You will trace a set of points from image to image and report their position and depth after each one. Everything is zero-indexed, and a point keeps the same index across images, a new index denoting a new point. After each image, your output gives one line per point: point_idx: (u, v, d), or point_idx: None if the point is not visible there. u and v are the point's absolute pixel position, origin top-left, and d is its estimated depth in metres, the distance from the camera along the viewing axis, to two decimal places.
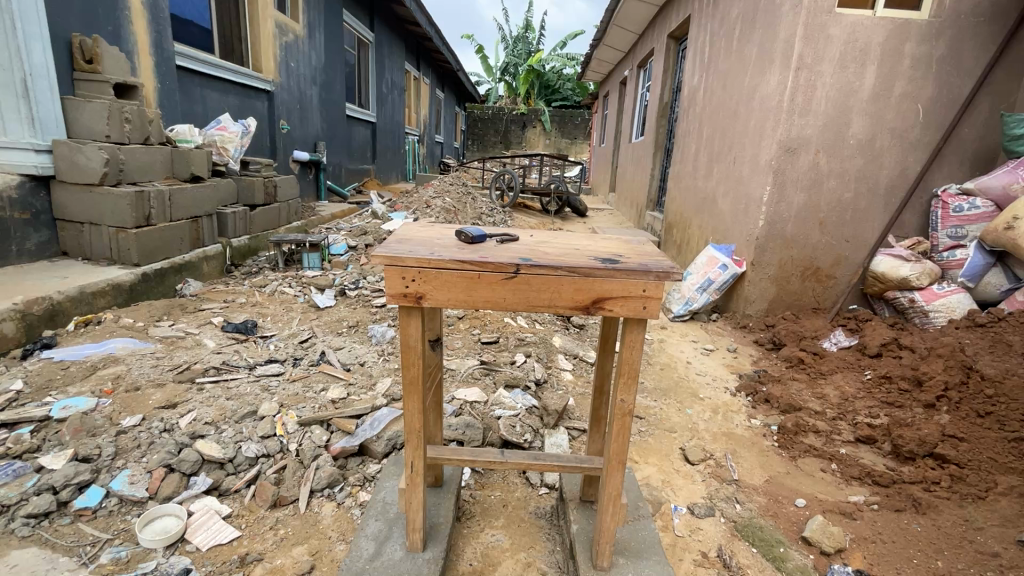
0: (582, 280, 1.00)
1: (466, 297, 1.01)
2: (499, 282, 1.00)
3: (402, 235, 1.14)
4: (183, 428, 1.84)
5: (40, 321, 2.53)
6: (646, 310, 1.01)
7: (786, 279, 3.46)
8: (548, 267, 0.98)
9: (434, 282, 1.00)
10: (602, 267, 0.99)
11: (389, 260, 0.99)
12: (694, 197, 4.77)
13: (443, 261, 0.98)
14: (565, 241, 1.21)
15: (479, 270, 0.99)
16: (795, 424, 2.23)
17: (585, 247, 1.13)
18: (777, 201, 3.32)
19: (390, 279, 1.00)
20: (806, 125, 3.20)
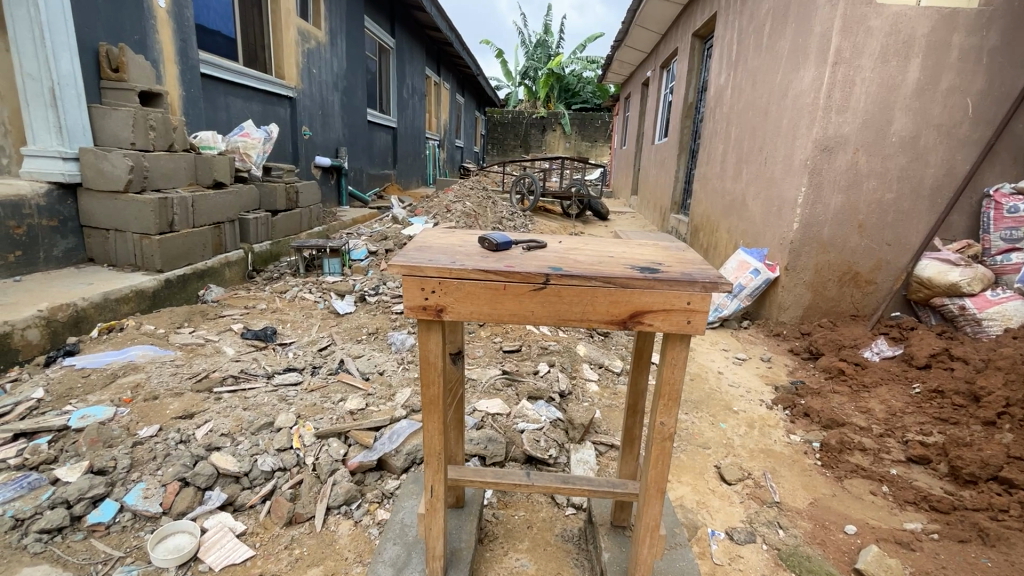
0: (620, 291, 0.90)
1: (491, 310, 0.92)
2: (527, 293, 0.91)
3: (421, 241, 1.06)
4: (199, 440, 1.80)
5: (65, 328, 2.54)
6: (690, 324, 0.91)
7: (822, 285, 3.29)
8: (581, 277, 0.89)
9: (456, 293, 0.92)
10: (642, 277, 0.90)
11: (408, 270, 0.91)
12: (722, 199, 4.61)
13: (466, 270, 0.90)
14: (597, 248, 1.12)
15: (504, 281, 0.90)
16: (839, 441, 2.08)
17: (621, 254, 1.03)
18: (813, 203, 3.16)
19: (408, 290, 0.92)
20: (845, 122, 3.03)
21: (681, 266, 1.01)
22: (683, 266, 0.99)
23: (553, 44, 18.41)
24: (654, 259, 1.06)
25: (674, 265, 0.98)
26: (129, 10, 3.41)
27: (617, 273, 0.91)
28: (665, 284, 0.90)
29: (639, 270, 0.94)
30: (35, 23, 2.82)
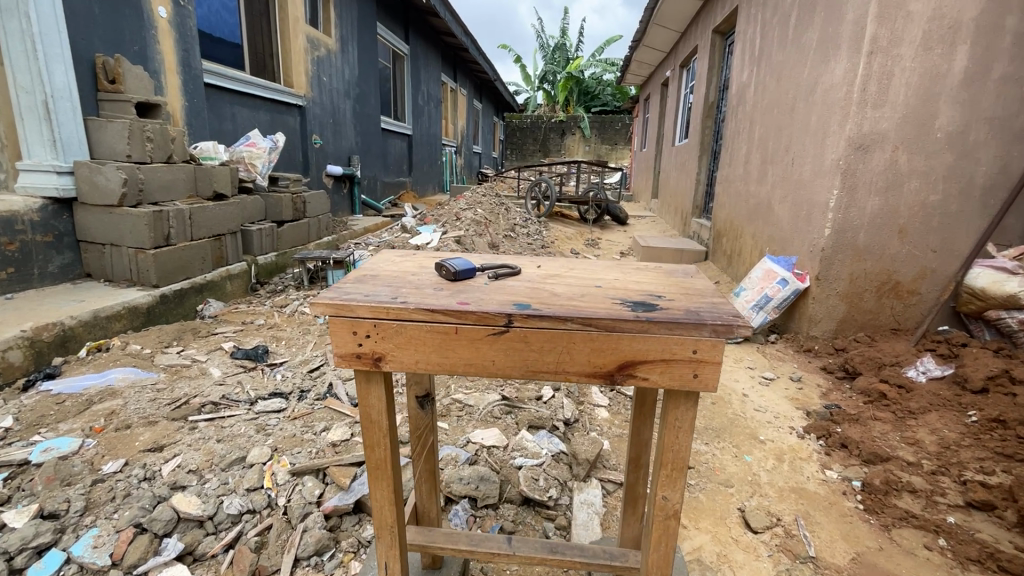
0: (605, 335, 0.70)
1: (440, 357, 0.73)
2: (485, 338, 0.71)
3: (368, 271, 0.87)
4: (164, 477, 1.64)
5: (50, 348, 2.44)
6: (696, 379, 0.71)
7: (859, 296, 2.99)
8: (553, 318, 0.69)
9: (396, 339, 0.73)
10: (633, 316, 0.69)
11: (336, 308, 0.72)
12: (746, 203, 4.33)
13: (406, 309, 0.71)
14: (584, 276, 0.91)
15: (456, 323, 0.71)
16: (884, 481, 1.82)
17: (612, 285, 0.83)
18: (847, 206, 2.88)
19: (337, 333, 0.73)
20: (882, 117, 2.75)
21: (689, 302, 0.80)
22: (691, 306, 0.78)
23: (572, 47, 18.22)
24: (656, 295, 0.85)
25: (677, 303, 0.77)
26: (129, 20, 3.35)
27: (601, 312, 0.70)
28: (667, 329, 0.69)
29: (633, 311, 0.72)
30: (28, 36, 2.76)
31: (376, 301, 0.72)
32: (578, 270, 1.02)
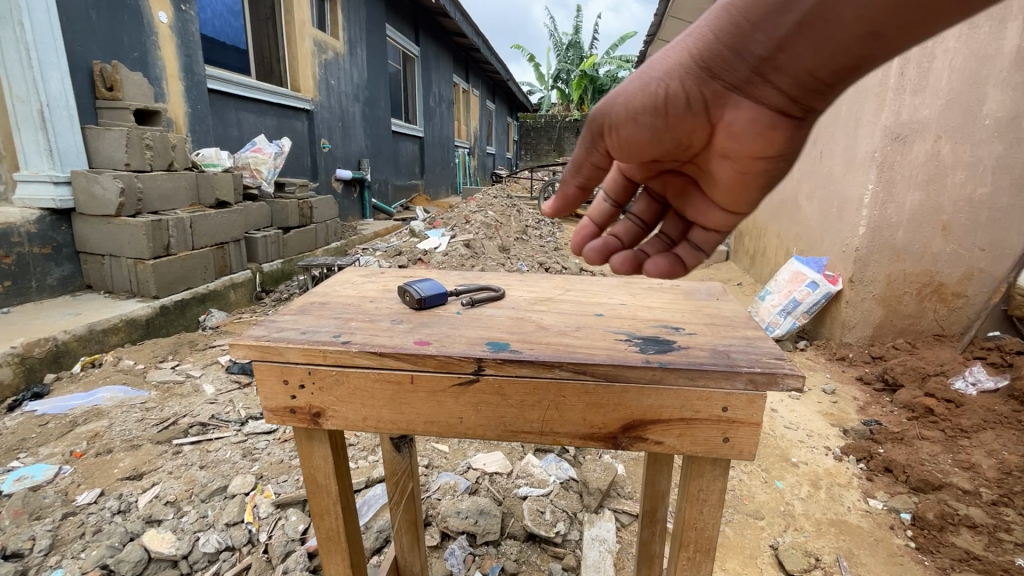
0: (603, 385, 0.64)
1: (390, 406, 0.70)
2: (447, 388, 0.68)
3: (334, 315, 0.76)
4: (140, 509, 1.53)
5: (42, 364, 2.36)
6: (727, 443, 0.66)
7: (897, 299, 2.75)
8: (523, 365, 0.65)
9: (338, 389, 0.70)
10: (634, 360, 0.64)
11: (260, 352, 0.69)
12: (770, 200, 4.10)
13: (343, 352, 0.68)
14: (580, 311, 0.81)
15: (412, 372, 0.67)
16: (938, 515, 1.61)
17: (615, 314, 0.80)
18: (884, 202, 2.65)
19: (267, 384, 0.71)
20: (923, 104, 2.52)
21: (723, 348, 0.68)
22: (723, 355, 0.66)
23: (586, 45, 17.97)
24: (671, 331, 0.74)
25: (694, 354, 0.66)
26: (127, 26, 3.27)
27: (593, 356, 0.65)
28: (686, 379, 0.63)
29: (643, 355, 0.66)
30: (22, 43, 2.67)
31: (306, 343, 0.69)
32: (576, 295, 0.90)
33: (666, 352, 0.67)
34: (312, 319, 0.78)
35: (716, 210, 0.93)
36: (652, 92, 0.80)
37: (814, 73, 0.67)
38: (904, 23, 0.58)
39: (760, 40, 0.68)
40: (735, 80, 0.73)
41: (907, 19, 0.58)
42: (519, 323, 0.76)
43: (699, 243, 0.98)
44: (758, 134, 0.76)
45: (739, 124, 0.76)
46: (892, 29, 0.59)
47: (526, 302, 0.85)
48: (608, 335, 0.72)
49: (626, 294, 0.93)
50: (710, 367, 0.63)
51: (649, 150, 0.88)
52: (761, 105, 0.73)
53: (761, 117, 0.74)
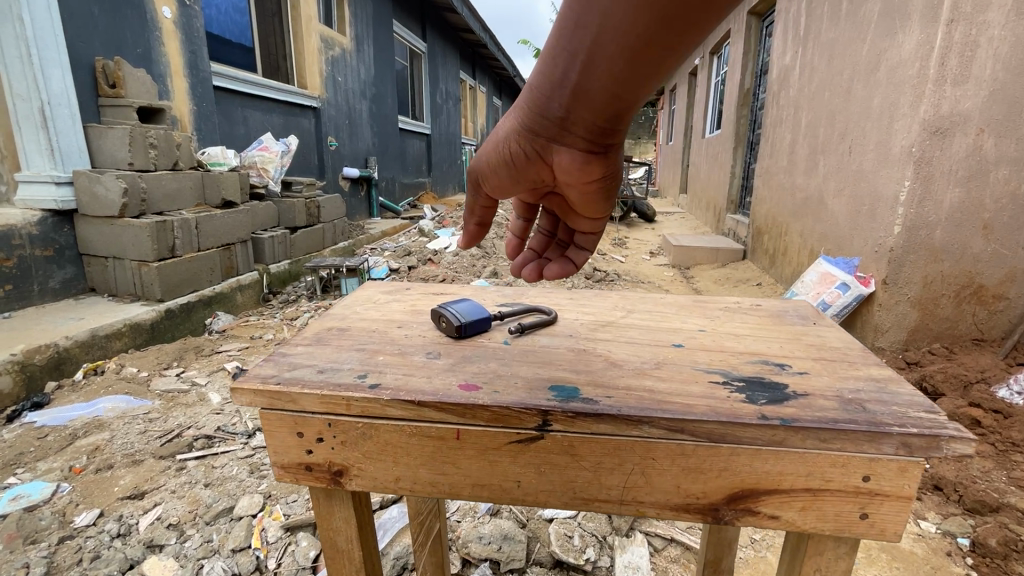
0: (710, 445, 0.62)
1: (435, 461, 0.69)
2: (503, 445, 0.67)
3: (405, 356, 0.79)
4: (141, 533, 1.43)
5: (43, 372, 2.27)
6: (865, 518, 0.63)
7: (934, 302, 2.59)
8: (591, 418, 0.63)
9: (375, 444, 0.69)
10: (747, 418, 0.61)
11: (268, 399, 0.69)
12: (792, 198, 3.95)
13: (368, 399, 0.66)
14: (631, 350, 0.83)
15: (460, 426, 0.66)
16: (1001, 541, 1.48)
17: (697, 344, 0.84)
18: (921, 199, 2.50)
19: (284, 436, 0.70)
20: (965, 96, 2.36)
21: (851, 398, 0.67)
22: (857, 407, 0.64)
23: None
24: (780, 370, 0.75)
25: (818, 411, 0.63)
26: (131, 22, 3.17)
27: (697, 412, 0.62)
28: (810, 442, 0.61)
29: (755, 407, 0.64)
30: (21, 40, 2.58)
31: (319, 389, 0.68)
32: (641, 316, 0.99)
33: (784, 405, 0.64)
34: (333, 350, 0.81)
35: (585, 223, 1.09)
36: (501, 154, 0.96)
37: (599, 121, 0.83)
38: (646, 76, 0.74)
39: (552, 104, 0.83)
40: (552, 135, 0.88)
41: (645, 73, 0.74)
42: (606, 368, 0.76)
43: (586, 244, 1.14)
44: (582, 170, 0.92)
45: (567, 165, 0.92)
46: (639, 80, 0.75)
47: (585, 329, 0.93)
48: (708, 383, 0.70)
49: (702, 317, 1.00)
50: (853, 428, 0.60)
51: (518, 190, 1.05)
52: (576, 150, 0.89)
53: (580, 157, 0.90)
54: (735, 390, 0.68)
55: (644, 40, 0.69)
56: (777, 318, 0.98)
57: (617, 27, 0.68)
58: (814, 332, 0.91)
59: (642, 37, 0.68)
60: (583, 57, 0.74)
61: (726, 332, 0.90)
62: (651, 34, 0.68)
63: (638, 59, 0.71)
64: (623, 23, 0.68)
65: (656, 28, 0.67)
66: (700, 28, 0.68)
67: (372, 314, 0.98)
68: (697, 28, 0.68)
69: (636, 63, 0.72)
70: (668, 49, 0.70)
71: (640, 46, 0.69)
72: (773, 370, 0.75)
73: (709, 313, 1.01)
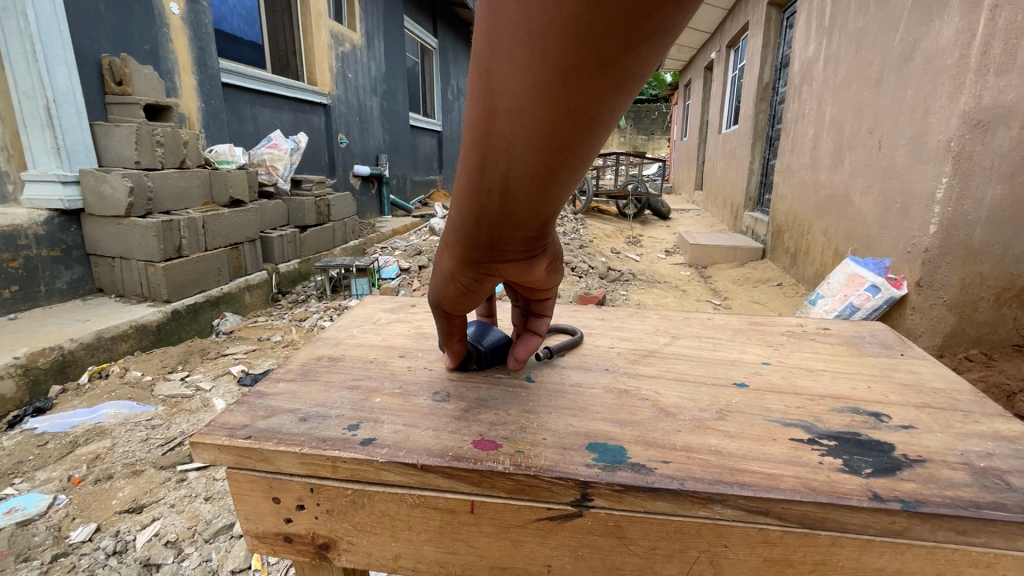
0: (807, 531, 0.58)
1: (445, 533, 0.66)
2: (532, 522, 0.63)
3: (483, 401, 0.79)
4: (137, 551, 1.36)
5: (47, 375, 2.23)
6: None
7: (972, 305, 2.41)
8: (649, 492, 0.58)
9: (375, 513, 0.67)
10: (857, 501, 0.56)
11: (237, 459, 0.67)
12: (815, 196, 3.80)
13: (356, 461, 0.64)
14: (690, 387, 0.84)
15: (473, 496, 0.64)
16: None
17: (761, 382, 0.85)
18: (960, 197, 2.32)
19: (262, 499, 0.69)
20: (1009, 85, 2.16)
21: (983, 467, 0.63)
22: (1000, 484, 0.59)
23: None
24: (879, 423, 0.73)
25: (953, 490, 0.58)
26: (138, 17, 3.11)
27: (784, 491, 0.57)
28: (948, 534, 0.56)
29: (863, 481, 0.60)
30: (25, 37, 2.53)
31: (298, 448, 0.66)
32: (689, 343, 1.02)
33: (902, 480, 0.60)
34: (322, 390, 0.82)
35: (544, 301, 0.82)
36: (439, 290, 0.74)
37: (544, 223, 0.63)
38: (582, 166, 0.54)
39: (481, 232, 0.63)
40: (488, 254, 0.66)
41: (582, 160, 0.53)
42: (657, 419, 0.73)
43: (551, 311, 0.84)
44: (538, 268, 0.72)
45: (521, 273, 0.71)
46: (575, 171, 0.55)
47: (625, 362, 0.94)
48: (793, 443, 0.68)
49: (766, 344, 1.04)
50: (1007, 519, 0.54)
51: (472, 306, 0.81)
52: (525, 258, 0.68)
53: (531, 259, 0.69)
54: (828, 454, 0.65)
55: (572, 133, 0.48)
56: (855, 347, 1.01)
57: (531, 131, 0.48)
58: (905, 368, 0.92)
59: (568, 129, 0.48)
60: (496, 176, 0.55)
61: (795, 369, 0.91)
62: (580, 124, 0.47)
63: (569, 153, 0.51)
64: (537, 122, 0.47)
65: (583, 113, 0.46)
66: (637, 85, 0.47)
67: (371, 338, 1.05)
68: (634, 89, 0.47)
69: (568, 159, 0.51)
70: (604, 127, 0.49)
71: (570, 139, 0.49)
72: (870, 425, 0.72)
73: (772, 339, 1.05)
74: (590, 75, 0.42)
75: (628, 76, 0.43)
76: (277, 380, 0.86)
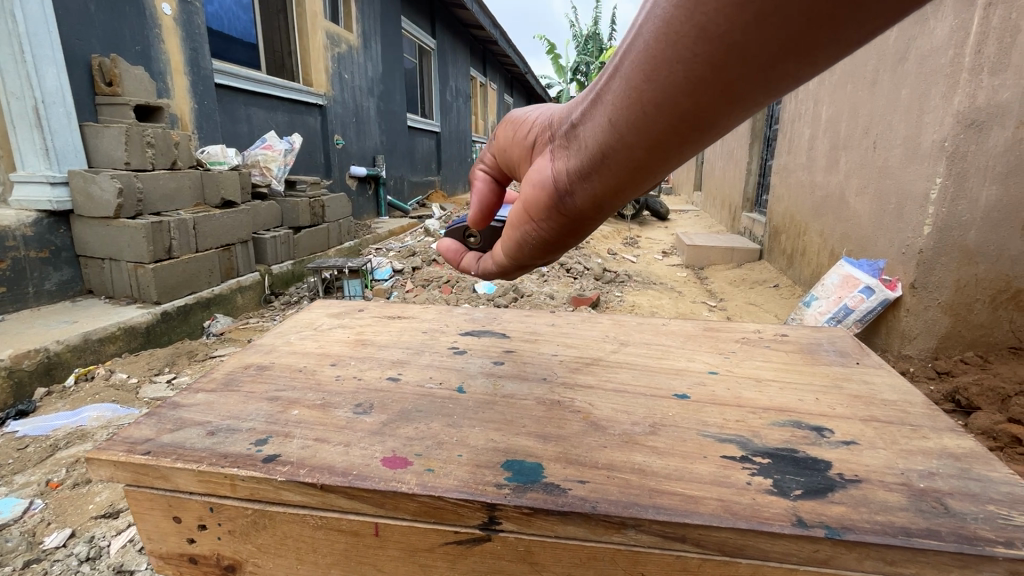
0: (726, 559, 0.61)
1: (350, 555, 0.70)
2: (439, 545, 0.66)
3: (442, 415, 0.81)
4: (112, 557, 1.34)
5: (32, 377, 2.22)
6: None
7: (967, 307, 2.37)
8: (557, 515, 0.61)
9: (274, 534, 0.71)
10: (778, 527, 0.58)
11: (133, 477, 0.72)
12: (811, 196, 3.78)
13: (253, 479, 0.67)
14: (630, 399, 0.87)
15: (375, 519, 0.66)
16: None
17: (703, 396, 0.87)
18: (955, 198, 2.30)
19: (160, 516, 0.74)
20: (1004, 85, 2.13)
21: (923, 489, 0.65)
22: (938, 508, 0.61)
23: None
24: (821, 440, 0.75)
25: (885, 516, 0.60)
26: (130, 18, 3.09)
27: (702, 515, 0.60)
28: (876, 564, 0.58)
29: (790, 504, 0.62)
30: (14, 37, 2.52)
31: (197, 465, 0.69)
32: (638, 351, 1.06)
33: (831, 503, 0.62)
34: (244, 402, 0.85)
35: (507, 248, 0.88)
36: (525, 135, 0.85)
37: (603, 154, 0.67)
38: (675, 109, 0.58)
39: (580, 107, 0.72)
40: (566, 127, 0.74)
41: (669, 114, 0.58)
42: (584, 434, 0.76)
43: (477, 272, 1.00)
44: (551, 202, 0.76)
45: (540, 182, 0.76)
46: (665, 112, 0.59)
47: (565, 371, 0.97)
48: (723, 462, 0.70)
49: (719, 353, 1.07)
50: (937, 549, 0.56)
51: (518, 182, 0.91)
52: (557, 172, 0.74)
53: (554, 183, 0.74)
54: (758, 474, 0.67)
55: (684, 62, 0.54)
56: (812, 355, 1.05)
57: (659, 38, 0.55)
58: (858, 379, 0.95)
59: (682, 57, 0.54)
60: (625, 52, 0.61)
61: (743, 379, 0.94)
62: (695, 58, 0.53)
63: (680, 72, 0.55)
64: (667, 32, 0.54)
65: (704, 49, 0.52)
66: (766, 80, 0.53)
67: (307, 345, 1.08)
68: (762, 79, 0.53)
69: (661, 92, 0.57)
70: (714, 83, 0.54)
71: (677, 69, 0.55)
72: (810, 442, 0.75)
73: (725, 348, 1.09)
74: (733, 11, 0.49)
75: (760, 36, 0.49)
76: (196, 391, 0.89)
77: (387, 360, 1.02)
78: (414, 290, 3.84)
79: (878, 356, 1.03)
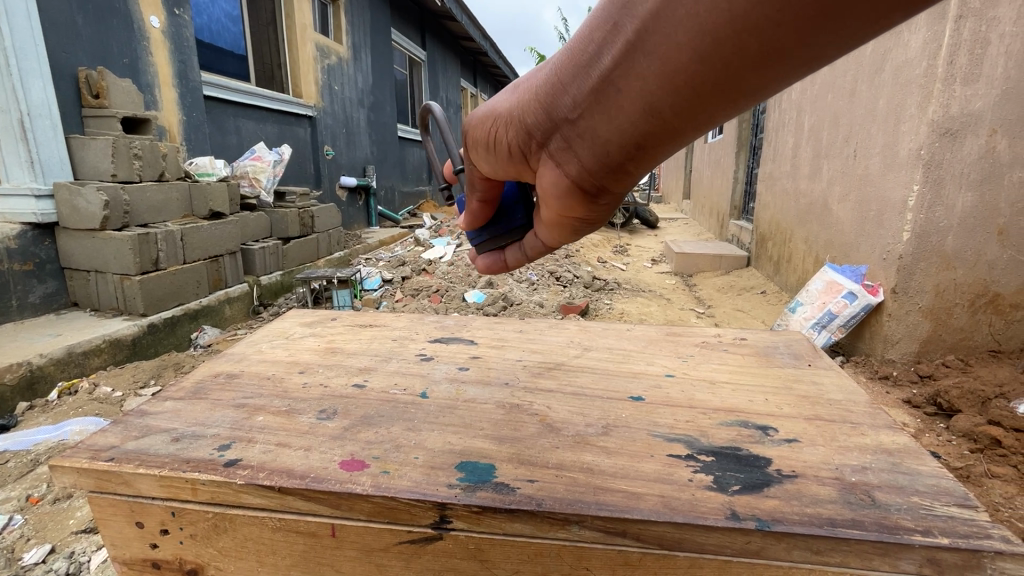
0: (665, 553, 0.62)
1: (309, 556, 0.70)
2: (394, 545, 0.67)
3: (404, 417, 0.83)
4: (90, 573, 1.33)
5: (14, 392, 2.21)
6: None
7: (946, 312, 2.42)
8: (506, 513, 0.62)
9: (232, 539, 0.72)
10: (713, 520, 0.60)
11: (96, 483, 0.72)
12: (795, 204, 3.83)
13: (213, 482, 0.68)
14: (591, 404, 0.88)
15: (332, 522, 0.67)
16: None
17: (656, 397, 0.89)
18: (932, 204, 2.33)
19: (122, 522, 0.74)
20: (975, 95, 2.21)
21: (854, 482, 0.67)
22: (865, 500, 0.64)
23: None
24: (764, 438, 0.77)
25: (815, 508, 0.62)
26: (116, 31, 3.09)
27: (642, 510, 0.61)
28: (804, 553, 0.59)
29: (726, 499, 0.64)
30: None
31: (158, 470, 0.69)
32: (599, 356, 1.08)
33: (765, 497, 0.64)
34: (207, 409, 0.86)
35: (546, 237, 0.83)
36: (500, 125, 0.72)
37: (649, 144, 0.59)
38: (748, 88, 0.52)
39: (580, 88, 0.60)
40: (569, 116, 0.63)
41: (730, 95, 0.53)
42: (538, 435, 0.77)
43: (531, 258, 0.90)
44: (589, 198, 0.69)
45: (564, 188, 0.69)
46: (733, 92, 0.52)
47: (528, 375, 0.98)
48: (669, 460, 0.72)
49: (679, 356, 1.09)
50: (860, 538, 0.58)
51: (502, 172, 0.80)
52: (581, 169, 0.66)
53: (584, 181, 0.67)
54: (700, 471, 0.69)
55: (759, 37, 0.47)
56: (767, 358, 1.08)
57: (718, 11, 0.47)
58: (808, 380, 0.97)
59: (760, 30, 0.46)
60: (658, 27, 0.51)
61: (697, 381, 0.96)
62: (776, 29, 0.46)
63: (759, 51, 0.48)
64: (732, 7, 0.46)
65: (786, 19, 0.45)
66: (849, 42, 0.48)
67: (277, 354, 1.09)
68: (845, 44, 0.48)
69: (721, 74, 0.50)
70: (797, 56, 0.48)
71: (749, 44, 0.47)
72: (754, 440, 0.77)
73: (684, 351, 1.11)
74: None
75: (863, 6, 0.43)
76: (164, 399, 0.89)
77: (353, 367, 1.02)
78: (403, 301, 3.85)
79: (830, 358, 1.06)
